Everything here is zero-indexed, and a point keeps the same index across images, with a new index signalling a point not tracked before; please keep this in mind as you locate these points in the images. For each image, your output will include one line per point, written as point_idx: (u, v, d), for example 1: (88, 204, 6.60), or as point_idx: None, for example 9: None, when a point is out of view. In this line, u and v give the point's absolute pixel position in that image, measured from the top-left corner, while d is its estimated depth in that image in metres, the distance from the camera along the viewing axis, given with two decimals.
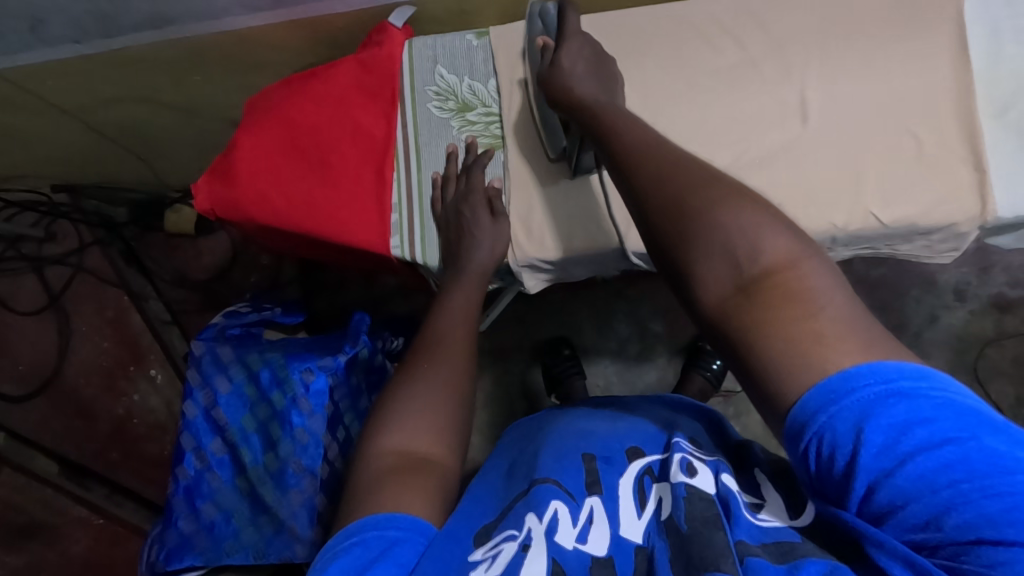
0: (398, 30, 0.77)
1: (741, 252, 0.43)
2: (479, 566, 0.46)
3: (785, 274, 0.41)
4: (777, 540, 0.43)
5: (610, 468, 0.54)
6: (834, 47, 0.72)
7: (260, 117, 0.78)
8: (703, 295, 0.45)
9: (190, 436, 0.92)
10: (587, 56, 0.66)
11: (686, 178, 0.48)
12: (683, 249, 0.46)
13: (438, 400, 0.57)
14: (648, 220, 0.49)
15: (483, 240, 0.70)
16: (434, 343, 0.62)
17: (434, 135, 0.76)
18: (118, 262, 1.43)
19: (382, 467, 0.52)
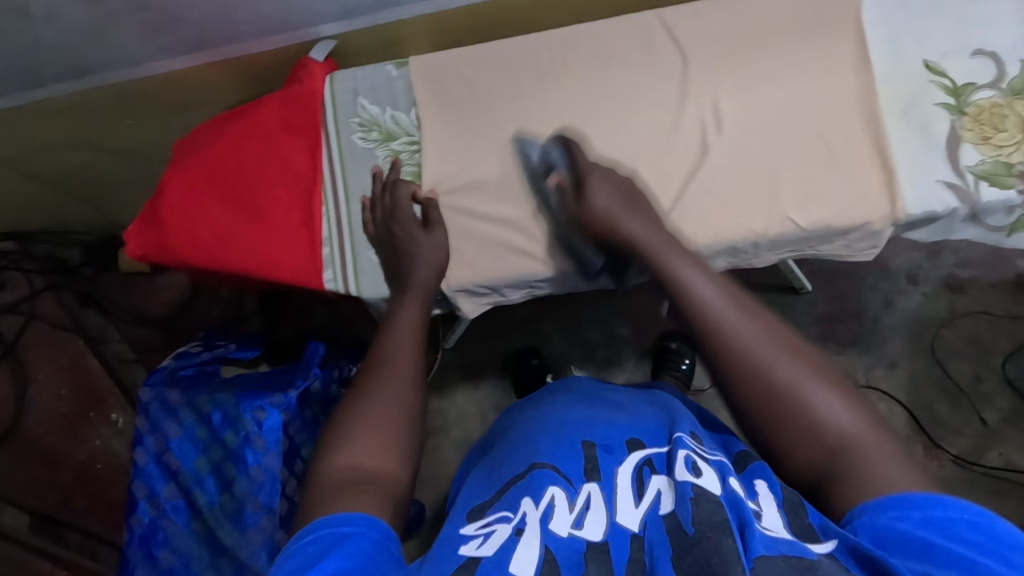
0: (319, 65, 0.78)
1: (828, 421, 0.49)
2: (473, 541, 0.50)
3: (859, 452, 0.48)
4: (796, 554, 0.41)
5: (610, 456, 0.58)
6: (743, 55, 0.73)
7: (189, 159, 0.78)
8: (792, 459, 0.51)
9: (142, 483, 0.92)
10: (618, 189, 0.66)
11: (764, 345, 0.52)
12: (774, 415, 0.51)
13: (385, 418, 0.58)
14: (732, 372, 0.53)
15: (416, 256, 0.70)
16: (380, 365, 0.62)
17: (359, 165, 0.76)
18: (73, 305, 1.41)
19: (338, 480, 0.53)
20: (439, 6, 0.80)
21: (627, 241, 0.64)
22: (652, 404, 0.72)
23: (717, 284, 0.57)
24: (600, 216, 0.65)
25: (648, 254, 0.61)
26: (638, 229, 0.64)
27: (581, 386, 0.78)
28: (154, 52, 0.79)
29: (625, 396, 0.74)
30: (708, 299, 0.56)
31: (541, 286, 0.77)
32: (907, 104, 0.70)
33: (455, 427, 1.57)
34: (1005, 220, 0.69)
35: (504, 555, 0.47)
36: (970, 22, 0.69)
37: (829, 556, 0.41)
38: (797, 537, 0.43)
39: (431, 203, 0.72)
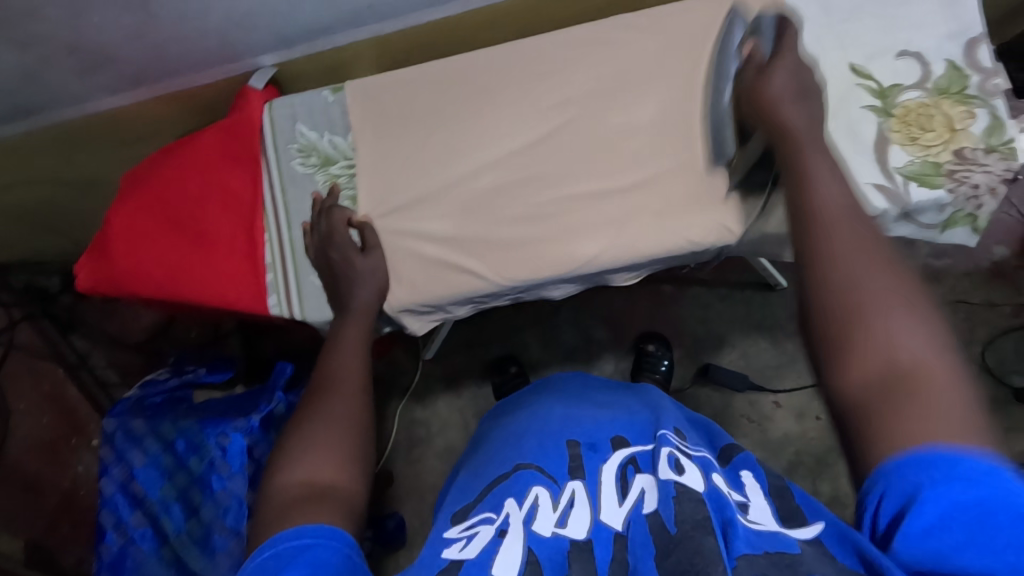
0: (258, 92, 0.79)
1: (903, 346, 0.44)
2: (455, 545, 0.51)
3: (926, 386, 0.42)
4: (780, 549, 0.42)
5: (595, 455, 0.59)
6: (677, 68, 0.73)
7: (133, 192, 0.79)
8: (845, 381, 0.46)
9: (109, 512, 0.93)
10: (799, 74, 0.62)
11: (857, 257, 0.48)
12: (842, 329, 0.46)
13: (334, 432, 0.58)
14: (815, 283, 0.49)
15: (364, 279, 0.72)
16: (326, 381, 0.63)
17: (300, 191, 0.77)
18: (53, 335, 1.42)
19: (290, 498, 0.53)
20: (373, 32, 0.81)
21: (773, 125, 0.60)
22: (637, 399, 0.72)
23: (844, 190, 0.53)
24: (769, 98, 0.61)
25: (796, 143, 0.57)
26: (801, 117, 0.59)
27: (568, 385, 0.78)
28: (97, 90, 0.81)
29: (611, 395, 0.73)
30: (827, 198, 0.52)
31: (485, 303, 0.78)
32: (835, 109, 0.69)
33: (439, 436, 1.56)
34: (937, 219, 0.70)
35: (486, 556, 0.49)
36: (894, 25, 0.70)
37: (811, 546, 0.43)
38: (780, 532, 0.45)
39: (366, 226, 0.74)
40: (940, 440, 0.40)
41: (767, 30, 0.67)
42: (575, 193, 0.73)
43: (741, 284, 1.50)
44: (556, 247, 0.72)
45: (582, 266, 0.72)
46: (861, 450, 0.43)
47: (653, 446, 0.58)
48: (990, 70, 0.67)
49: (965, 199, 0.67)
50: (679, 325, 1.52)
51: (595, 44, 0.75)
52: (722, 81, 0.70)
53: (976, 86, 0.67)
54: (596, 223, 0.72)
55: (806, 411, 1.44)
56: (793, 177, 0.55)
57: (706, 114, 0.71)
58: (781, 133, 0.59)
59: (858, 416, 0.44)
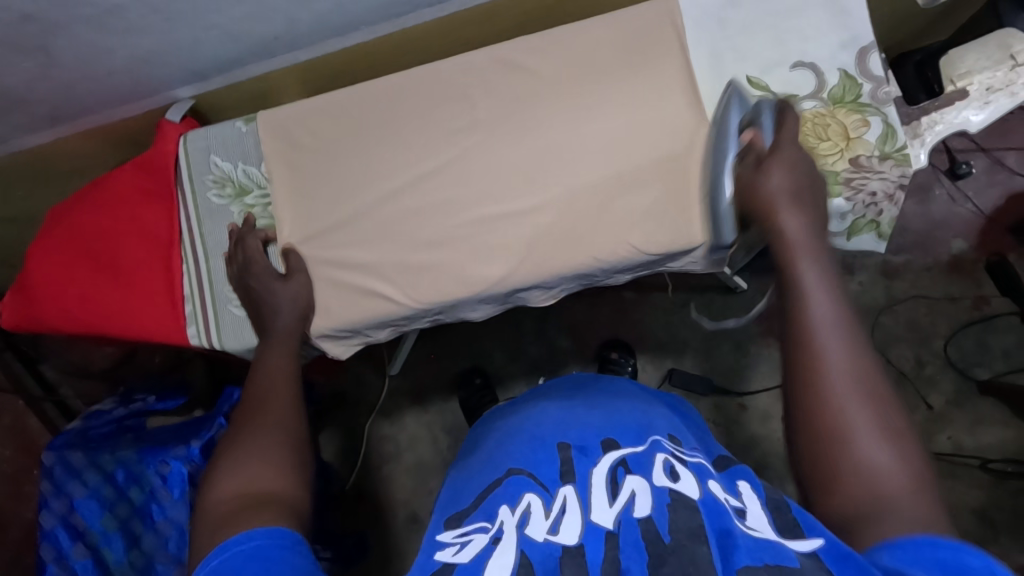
0: (173, 125, 0.80)
1: (884, 474, 0.44)
2: (449, 548, 0.51)
3: (904, 513, 0.43)
4: (779, 563, 0.41)
5: (585, 458, 0.57)
6: (583, 85, 0.73)
7: (51, 232, 0.80)
8: (827, 511, 0.46)
9: (49, 546, 0.93)
10: (799, 172, 0.59)
11: (851, 389, 0.47)
12: (820, 449, 0.47)
13: (269, 446, 0.56)
14: (805, 411, 0.48)
15: (278, 301, 0.72)
16: (255, 396, 0.61)
17: (216, 222, 0.78)
18: (15, 368, 1.42)
19: (225, 512, 0.50)
20: (288, 61, 0.81)
21: (771, 231, 0.57)
22: (631, 400, 0.67)
23: (839, 303, 0.51)
24: (766, 198, 0.58)
25: (787, 253, 0.54)
26: (795, 214, 0.56)
27: (562, 388, 0.74)
28: (20, 128, 0.82)
29: (605, 394, 0.69)
30: (822, 314, 0.50)
31: (407, 325, 0.79)
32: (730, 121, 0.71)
33: (408, 452, 1.52)
34: (840, 228, 0.70)
35: (479, 562, 0.48)
36: (790, 37, 0.71)
37: (808, 559, 0.41)
38: (782, 545, 0.43)
39: (291, 251, 0.75)
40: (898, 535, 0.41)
41: (763, 123, 0.63)
42: (488, 212, 0.73)
43: (702, 287, 1.48)
44: (471, 266, 0.73)
45: (492, 285, 0.73)
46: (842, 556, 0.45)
47: (645, 449, 0.56)
48: (881, 78, 0.68)
49: (865, 206, 0.68)
50: (642, 331, 1.50)
51: (503, 65, 0.75)
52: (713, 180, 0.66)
53: (868, 94, 0.68)
54: (509, 240, 0.73)
55: (772, 413, 1.42)
56: (784, 287, 0.53)
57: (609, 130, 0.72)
58: (780, 243, 0.55)
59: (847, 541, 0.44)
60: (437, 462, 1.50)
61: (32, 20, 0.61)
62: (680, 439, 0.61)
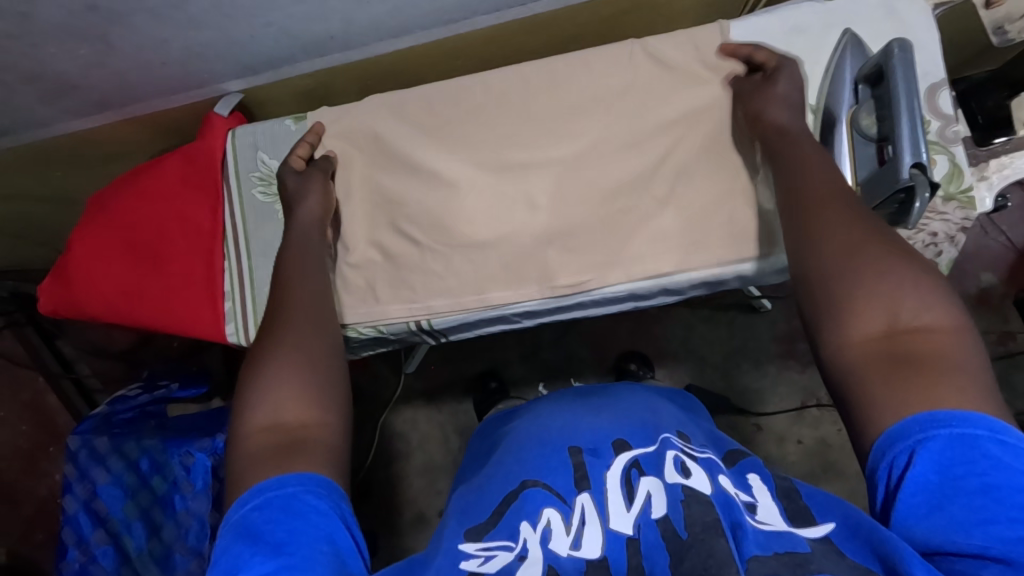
0: (222, 119, 0.78)
1: (900, 303, 0.44)
2: (473, 559, 0.48)
3: (925, 338, 0.43)
4: (791, 549, 0.42)
5: (598, 461, 0.55)
6: (641, 104, 0.72)
7: (93, 219, 0.80)
8: (844, 343, 0.45)
9: (72, 530, 0.94)
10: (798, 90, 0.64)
11: (842, 224, 0.49)
12: (832, 288, 0.46)
13: (300, 366, 0.52)
14: (806, 253, 0.50)
15: (303, 192, 0.70)
16: (280, 309, 0.57)
17: (260, 219, 0.77)
18: (33, 342, 1.40)
19: (263, 449, 0.47)
20: (339, 60, 0.80)
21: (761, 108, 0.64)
22: (640, 399, 0.66)
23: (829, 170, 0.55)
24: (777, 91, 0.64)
25: (783, 140, 0.60)
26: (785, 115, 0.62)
27: (564, 392, 0.73)
28: (66, 113, 0.82)
29: (611, 397, 0.67)
30: (813, 178, 0.54)
31: (440, 335, 0.78)
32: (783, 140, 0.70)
33: (418, 452, 1.51)
34: None
35: None
36: None
37: (821, 544, 0.43)
38: (791, 531, 0.44)
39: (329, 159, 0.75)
40: (952, 407, 0.40)
41: (897, 73, 0.59)
42: (531, 223, 0.72)
43: (724, 305, 1.47)
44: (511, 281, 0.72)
45: (561, 290, 0.72)
46: (874, 406, 0.42)
47: (656, 448, 0.56)
48: (951, 116, 0.66)
49: (923, 245, 0.68)
50: (661, 345, 1.48)
51: (555, 78, 0.74)
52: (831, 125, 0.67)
53: (936, 132, 0.66)
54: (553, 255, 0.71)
55: (786, 436, 1.40)
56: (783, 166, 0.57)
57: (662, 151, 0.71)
58: (766, 129, 0.62)
59: (864, 375, 0.43)
60: (447, 463, 1.49)
61: (96, 9, 0.60)
62: (689, 434, 0.60)
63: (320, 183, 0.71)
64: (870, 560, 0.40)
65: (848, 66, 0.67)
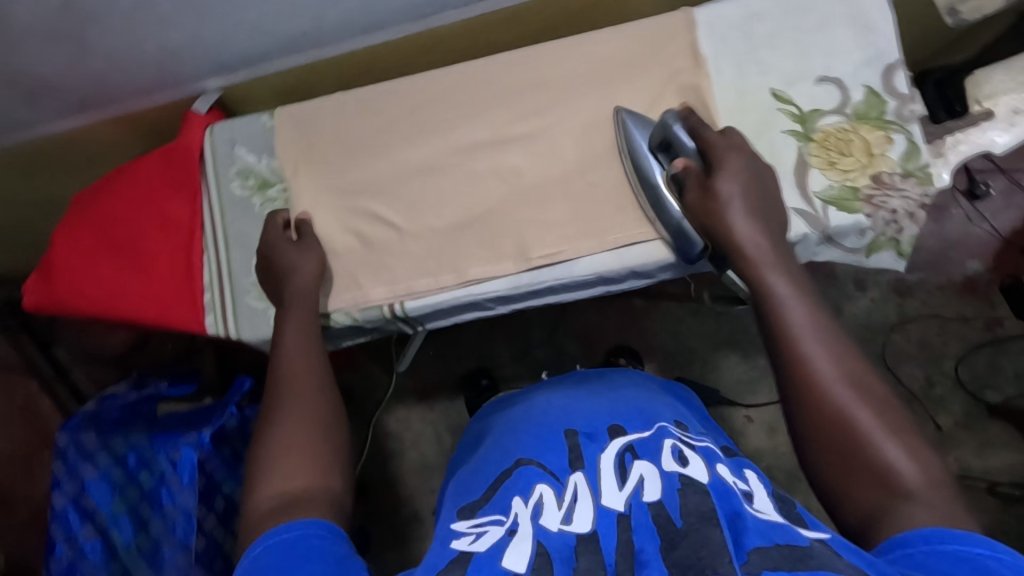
0: (200, 117, 0.81)
1: (895, 462, 0.48)
2: (464, 537, 0.50)
3: (918, 489, 0.46)
4: (790, 543, 0.43)
5: (592, 443, 0.58)
6: (608, 93, 0.74)
7: (75, 219, 0.81)
8: (850, 494, 0.49)
9: (59, 526, 0.95)
10: (754, 184, 0.65)
11: (844, 377, 0.52)
12: (836, 446, 0.50)
13: (302, 435, 0.55)
14: (811, 402, 0.52)
15: (295, 265, 0.71)
16: (282, 386, 0.60)
17: (238, 213, 0.78)
18: (27, 347, 1.42)
19: (269, 508, 0.50)
20: (315, 57, 0.82)
21: (728, 233, 0.63)
22: (635, 388, 0.69)
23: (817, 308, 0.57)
24: (723, 197, 0.64)
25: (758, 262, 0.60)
26: (745, 220, 0.63)
27: (567, 381, 0.76)
28: (49, 114, 0.84)
29: (608, 384, 0.71)
30: (801, 320, 0.56)
31: (414, 323, 0.79)
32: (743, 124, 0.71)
33: (412, 450, 1.52)
34: (859, 243, 0.70)
35: (496, 550, 0.47)
36: (815, 51, 0.71)
37: (818, 542, 0.43)
38: (792, 530, 0.45)
39: (304, 223, 0.75)
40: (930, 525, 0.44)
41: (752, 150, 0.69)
42: (503, 210, 0.74)
43: (712, 297, 1.47)
44: (470, 264, 0.73)
45: (533, 265, 0.72)
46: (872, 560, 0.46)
47: (653, 434, 0.58)
48: (906, 96, 0.69)
49: (886, 223, 0.67)
50: (650, 339, 1.49)
51: (523, 70, 0.76)
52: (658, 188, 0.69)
53: (893, 111, 0.69)
54: (522, 239, 0.73)
55: (777, 426, 1.41)
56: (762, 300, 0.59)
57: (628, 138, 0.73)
58: (740, 246, 0.62)
59: (871, 518, 0.47)
60: (441, 461, 1.50)
61: (71, 9, 0.62)
62: (686, 425, 0.63)
63: (317, 253, 0.73)
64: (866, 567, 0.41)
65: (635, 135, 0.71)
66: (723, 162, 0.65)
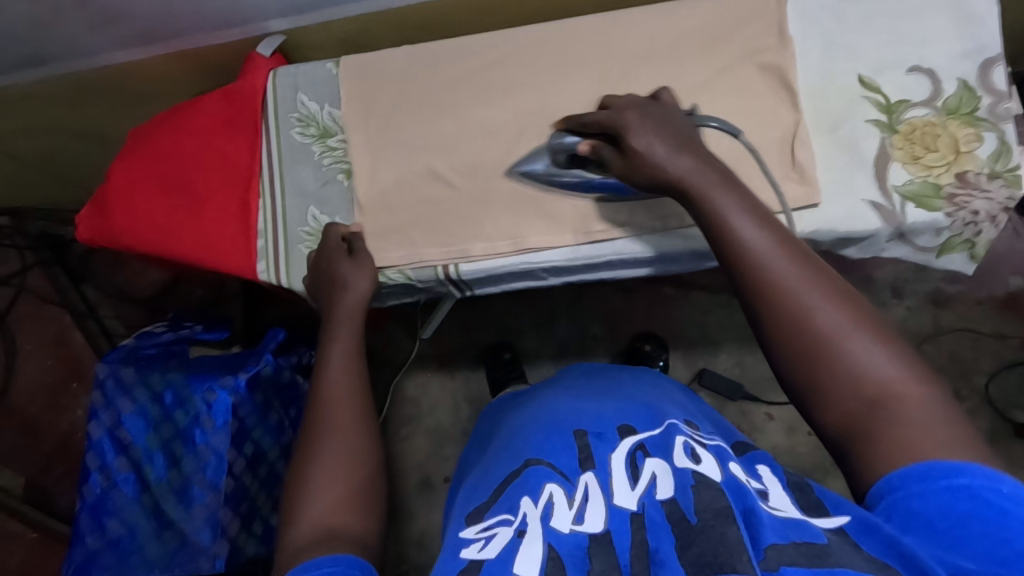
0: (264, 59, 0.79)
1: (869, 370, 0.44)
2: (473, 545, 0.48)
3: (896, 396, 0.43)
4: (808, 540, 0.39)
5: (602, 443, 0.56)
6: (682, 66, 0.72)
7: (132, 152, 0.81)
8: (826, 408, 0.46)
9: (95, 454, 0.97)
10: (665, 129, 0.56)
11: (803, 294, 0.47)
12: (804, 365, 0.46)
13: (345, 469, 0.54)
14: (773, 323, 0.48)
15: (347, 281, 0.69)
16: (325, 410, 0.58)
17: (298, 160, 0.77)
18: (62, 281, 1.43)
19: (306, 539, 0.49)
20: (383, 6, 0.80)
21: (652, 170, 0.55)
22: (643, 387, 0.68)
23: (769, 227, 0.50)
24: (641, 149, 0.55)
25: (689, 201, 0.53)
26: (676, 155, 0.53)
27: (574, 377, 0.75)
28: (111, 42, 0.83)
29: (613, 385, 0.69)
30: (755, 242, 0.49)
31: (466, 287, 0.79)
32: (825, 111, 0.69)
33: (428, 417, 1.52)
34: (933, 243, 0.68)
35: (506, 555, 0.45)
36: (908, 40, 0.68)
37: (838, 535, 0.40)
38: (807, 523, 0.41)
39: (357, 236, 0.73)
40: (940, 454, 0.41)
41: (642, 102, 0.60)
42: None
43: None
44: (528, 233, 0.72)
45: (593, 238, 0.71)
46: (859, 472, 0.44)
47: (662, 432, 0.55)
48: (1003, 93, 0.66)
49: (964, 224, 0.65)
50: (676, 327, 1.47)
51: (596, 35, 0.74)
52: (587, 173, 0.67)
53: (986, 108, 0.66)
54: (581, 209, 0.71)
55: (797, 426, 1.39)
56: (710, 230, 0.52)
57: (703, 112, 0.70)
58: (671, 181, 0.54)
59: (851, 435, 0.45)
60: (456, 431, 1.50)
61: None
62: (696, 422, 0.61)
63: (370, 268, 0.70)
64: (889, 555, 0.38)
65: (534, 170, 0.70)
66: (624, 125, 0.56)
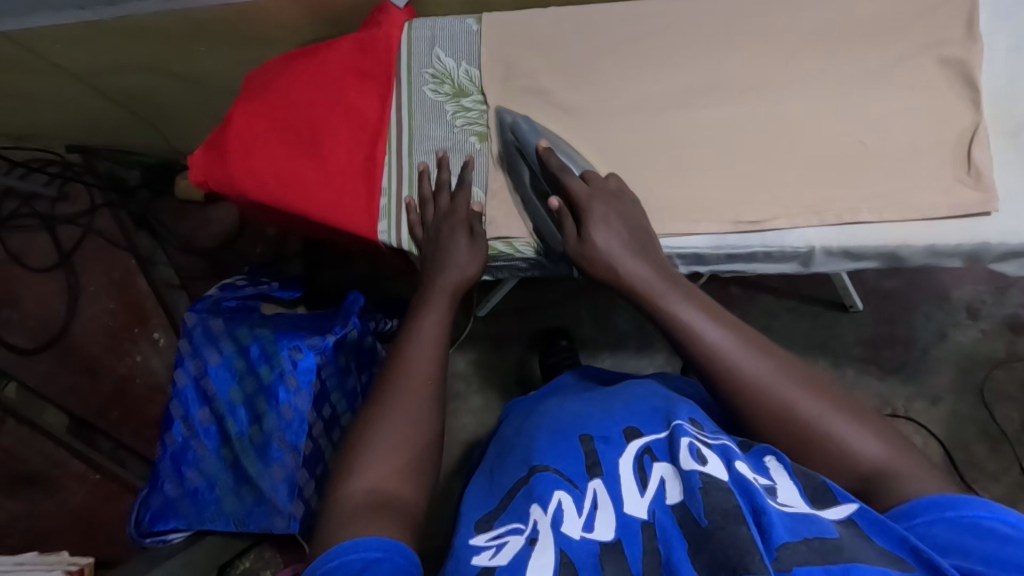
0: (399, 10, 0.76)
1: (774, 388, 0.48)
2: (484, 552, 0.44)
3: (806, 407, 0.47)
4: (819, 535, 0.38)
5: (610, 448, 0.51)
6: (840, 52, 0.68)
7: (252, 96, 0.78)
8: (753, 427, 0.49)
9: (179, 404, 0.96)
10: (605, 186, 0.64)
11: (691, 323, 0.53)
12: (716, 387, 0.51)
13: (414, 441, 0.51)
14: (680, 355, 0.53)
15: (453, 259, 0.66)
16: (401, 376, 0.54)
17: (428, 118, 0.75)
18: (127, 225, 1.39)
19: (354, 508, 0.46)
20: None
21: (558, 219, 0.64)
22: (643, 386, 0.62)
23: (649, 268, 0.58)
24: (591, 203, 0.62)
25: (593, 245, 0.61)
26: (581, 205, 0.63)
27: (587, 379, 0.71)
28: None
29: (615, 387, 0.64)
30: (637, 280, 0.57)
31: None
32: (1006, 113, 0.65)
33: (477, 395, 1.46)
34: None
35: (519, 563, 0.42)
36: None
37: (848, 531, 0.39)
38: (810, 514, 0.40)
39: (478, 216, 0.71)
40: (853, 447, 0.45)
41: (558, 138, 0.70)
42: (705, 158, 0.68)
43: None
44: (667, 218, 0.67)
45: (743, 227, 0.66)
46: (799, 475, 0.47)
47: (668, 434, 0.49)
48: None
49: None
50: None
51: (756, 15, 0.70)
52: (523, 172, 0.71)
53: None
54: (722, 198, 0.67)
55: None
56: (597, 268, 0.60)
57: (862, 104, 0.66)
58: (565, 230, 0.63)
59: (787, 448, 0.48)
60: None
61: None
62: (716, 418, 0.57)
63: (465, 240, 0.68)
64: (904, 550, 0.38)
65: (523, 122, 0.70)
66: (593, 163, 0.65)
